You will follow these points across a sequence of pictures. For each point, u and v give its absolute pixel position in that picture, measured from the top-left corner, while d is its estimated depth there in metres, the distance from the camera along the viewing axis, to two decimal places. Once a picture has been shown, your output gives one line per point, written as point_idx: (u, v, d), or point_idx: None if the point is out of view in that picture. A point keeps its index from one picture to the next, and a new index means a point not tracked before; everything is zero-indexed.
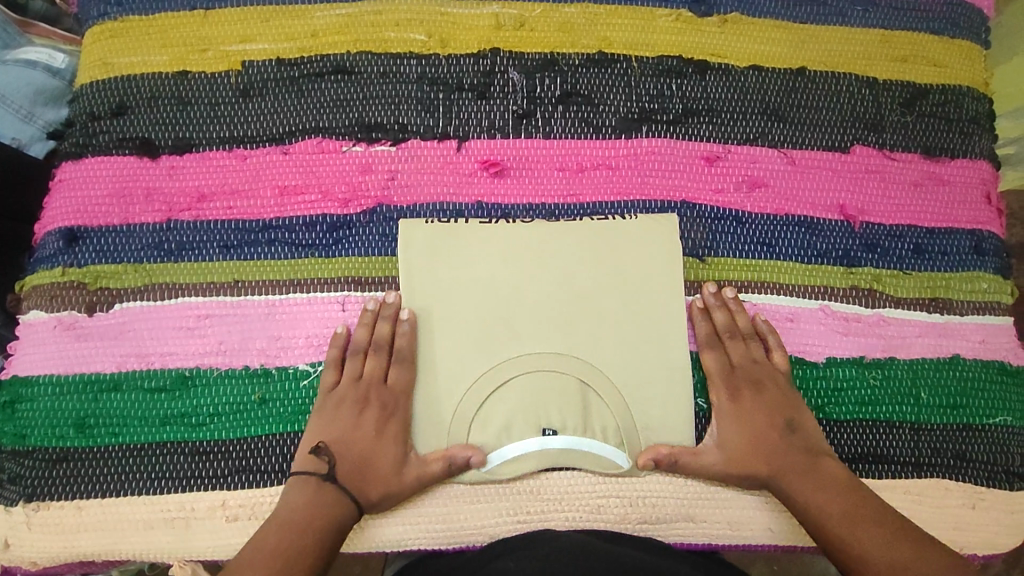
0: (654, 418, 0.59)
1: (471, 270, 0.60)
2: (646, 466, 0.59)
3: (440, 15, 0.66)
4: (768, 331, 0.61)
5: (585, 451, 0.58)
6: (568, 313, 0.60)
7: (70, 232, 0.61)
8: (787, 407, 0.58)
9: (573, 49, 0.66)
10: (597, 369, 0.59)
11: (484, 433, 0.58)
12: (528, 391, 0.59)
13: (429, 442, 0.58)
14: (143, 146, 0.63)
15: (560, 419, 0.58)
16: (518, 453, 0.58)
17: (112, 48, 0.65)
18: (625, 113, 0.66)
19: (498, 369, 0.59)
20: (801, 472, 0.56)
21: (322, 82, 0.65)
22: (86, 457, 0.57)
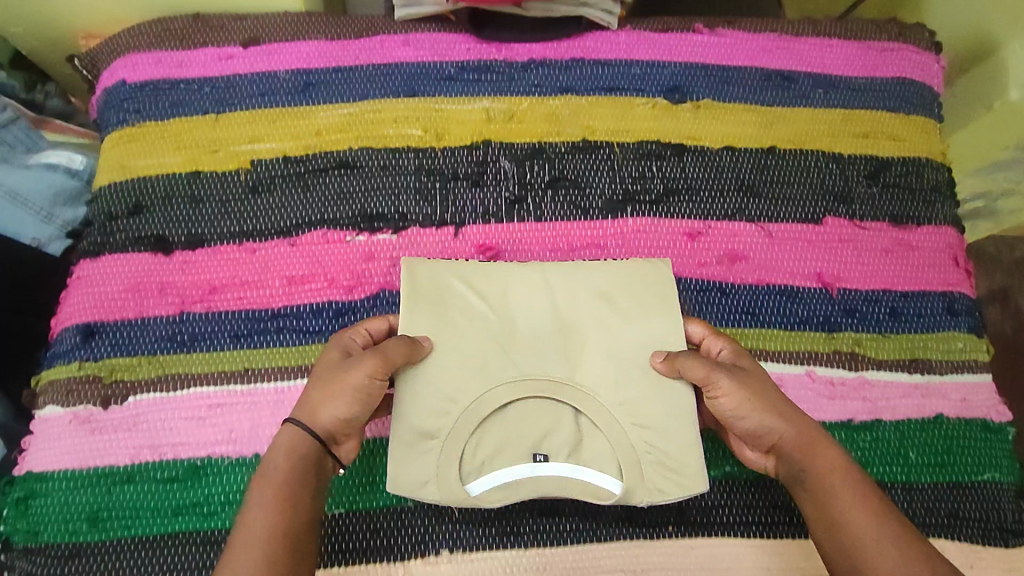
0: (656, 444, 0.57)
1: (467, 298, 0.61)
2: (645, 498, 0.57)
3: (435, 112, 0.72)
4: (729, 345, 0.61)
5: (578, 481, 0.57)
6: (567, 344, 0.61)
7: (87, 327, 0.64)
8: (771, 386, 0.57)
9: (559, 137, 0.72)
10: (596, 396, 0.59)
11: (476, 453, 0.57)
12: (523, 415, 0.59)
13: (419, 466, 0.56)
14: (157, 243, 0.66)
15: (553, 446, 0.58)
16: (509, 479, 0.57)
17: (130, 152, 0.70)
18: (611, 195, 0.70)
19: (491, 391, 0.58)
20: (808, 444, 0.54)
21: (326, 176, 0.69)
22: (98, 552, 0.58)
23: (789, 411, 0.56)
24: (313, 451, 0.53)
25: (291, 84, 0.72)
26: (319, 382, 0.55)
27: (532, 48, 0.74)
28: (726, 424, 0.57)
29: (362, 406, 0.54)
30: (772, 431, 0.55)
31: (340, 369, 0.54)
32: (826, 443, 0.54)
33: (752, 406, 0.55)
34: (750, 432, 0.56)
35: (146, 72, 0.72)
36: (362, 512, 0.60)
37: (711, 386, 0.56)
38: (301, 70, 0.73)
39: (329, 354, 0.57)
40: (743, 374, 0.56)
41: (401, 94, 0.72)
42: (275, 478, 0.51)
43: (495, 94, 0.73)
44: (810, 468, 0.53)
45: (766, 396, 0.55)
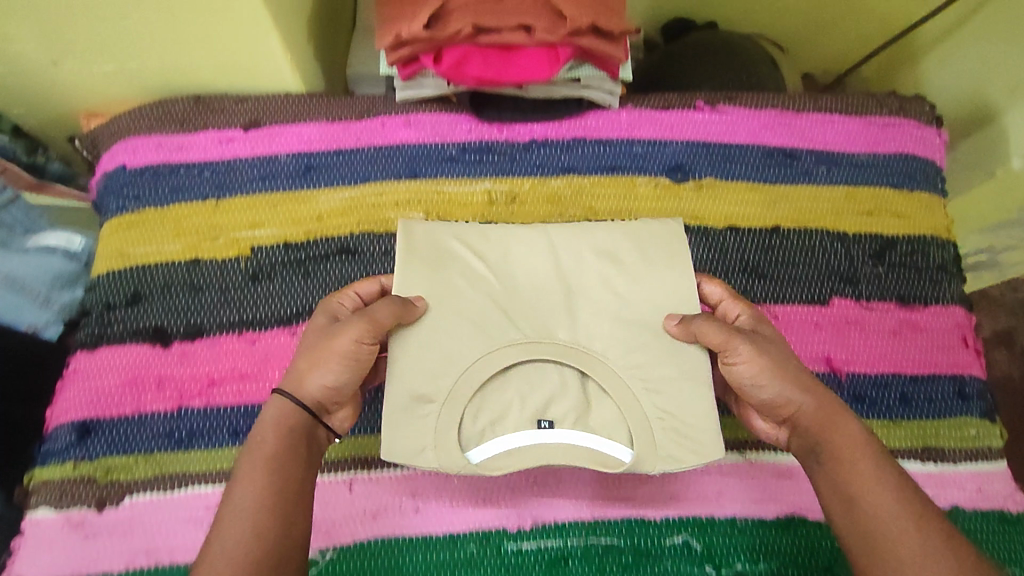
0: (668, 410, 0.56)
1: (466, 265, 0.60)
2: (657, 466, 0.55)
3: (436, 194, 0.72)
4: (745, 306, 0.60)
5: (584, 450, 0.55)
6: (571, 307, 0.60)
7: (82, 424, 0.63)
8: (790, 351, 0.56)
9: (562, 219, 0.71)
10: (603, 359, 0.57)
11: (476, 419, 0.55)
12: (526, 378, 0.57)
13: (418, 431, 0.54)
14: (155, 335, 0.66)
15: (558, 412, 0.56)
16: (510, 448, 0.55)
17: (128, 239, 0.69)
18: None
19: (492, 354, 0.56)
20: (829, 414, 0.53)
21: (327, 262, 0.69)
22: None
23: (812, 382, 0.54)
24: (303, 421, 0.53)
25: (292, 167, 0.72)
26: (306, 351, 0.55)
27: (533, 128, 0.74)
28: (741, 391, 0.56)
29: (351, 374, 0.54)
30: (791, 402, 0.53)
31: (326, 335, 0.54)
32: (848, 416, 0.53)
33: (771, 377, 0.54)
34: (767, 401, 0.54)
35: (146, 156, 0.72)
36: None
37: (727, 352, 0.55)
38: (302, 153, 0.73)
39: (317, 318, 0.58)
40: (761, 342, 0.55)
41: (402, 175, 0.72)
42: (266, 449, 0.50)
43: (496, 175, 0.73)
44: (826, 438, 0.52)
45: (788, 362, 0.54)
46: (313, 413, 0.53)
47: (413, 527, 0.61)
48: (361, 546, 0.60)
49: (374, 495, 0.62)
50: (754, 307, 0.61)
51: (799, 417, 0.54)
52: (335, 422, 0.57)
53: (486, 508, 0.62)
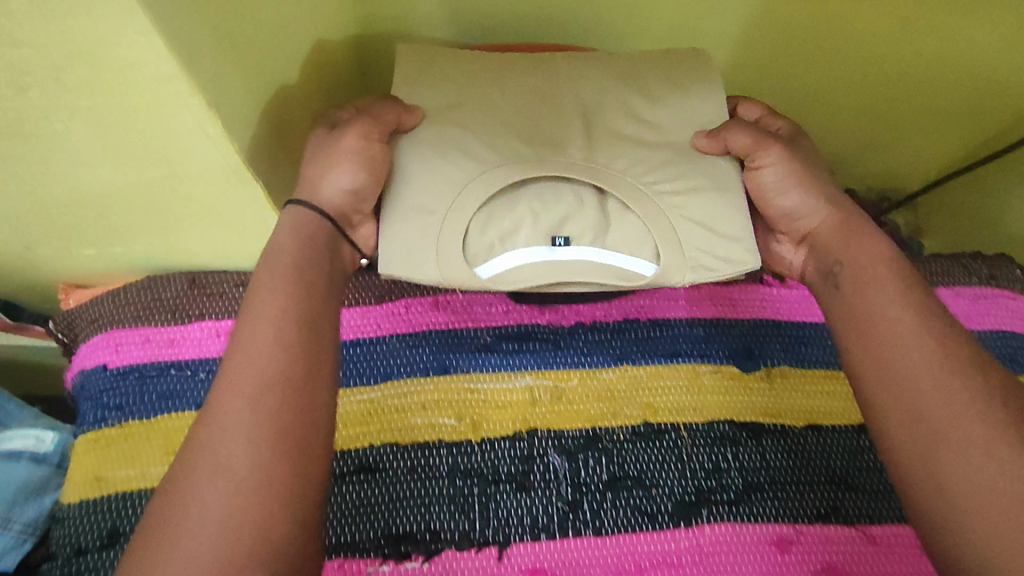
0: (689, 218, 0.57)
1: (473, 101, 0.59)
2: (683, 278, 0.57)
3: (469, 393, 0.62)
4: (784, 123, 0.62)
5: (605, 265, 0.57)
6: (590, 143, 0.58)
7: None
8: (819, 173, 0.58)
9: (616, 421, 0.62)
10: (616, 173, 0.57)
11: (484, 238, 0.57)
12: (537, 195, 0.58)
13: (424, 227, 0.55)
14: None
15: (573, 229, 0.57)
16: (526, 264, 0.56)
17: (107, 459, 0.58)
18: (681, 495, 0.59)
19: (504, 173, 0.56)
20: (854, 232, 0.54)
21: (343, 484, 0.58)
22: None
23: (851, 222, 0.55)
24: (323, 226, 0.51)
25: None
26: (316, 155, 0.53)
27: (581, 309, 0.67)
28: (761, 203, 0.59)
29: (363, 175, 0.54)
30: (807, 215, 0.57)
31: (330, 146, 0.53)
32: (869, 232, 0.54)
33: (791, 185, 0.57)
34: (783, 212, 0.58)
35: (132, 354, 0.62)
36: None
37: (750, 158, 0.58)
38: None
39: (322, 124, 0.55)
40: (791, 147, 0.58)
41: (431, 370, 0.63)
42: (284, 256, 0.47)
43: (539, 369, 0.63)
44: (841, 249, 0.54)
45: (812, 175, 0.57)
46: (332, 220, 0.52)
47: None
48: None
49: None
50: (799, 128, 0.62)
51: (815, 233, 0.56)
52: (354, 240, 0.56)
53: None
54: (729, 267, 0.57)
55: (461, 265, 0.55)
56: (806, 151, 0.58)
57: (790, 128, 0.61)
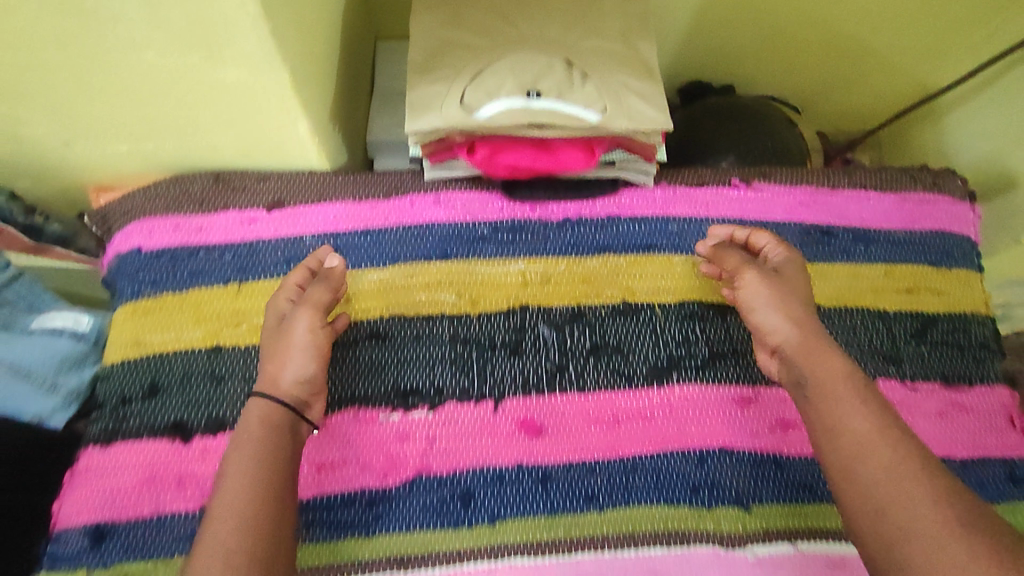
0: (634, 87, 0.66)
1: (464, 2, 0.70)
2: (621, 125, 0.64)
3: (469, 276, 0.70)
4: (773, 247, 0.65)
5: (563, 112, 0.63)
6: (561, 31, 0.68)
7: (97, 528, 0.59)
8: (806, 295, 0.62)
9: (598, 300, 0.70)
10: (582, 55, 0.67)
11: (479, 92, 0.64)
12: (518, 62, 0.65)
13: (433, 95, 0.65)
14: (175, 428, 0.62)
15: (544, 85, 0.64)
16: (506, 108, 0.62)
17: (146, 325, 0.66)
18: (655, 361, 0.68)
19: (492, 50, 0.67)
20: (811, 344, 0.57)
21: (357, 348, 0.66)
22: None
23: (807, 329, 0.58)
24: (280, 411, 0.57)
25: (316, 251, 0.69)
26: (271, 352, 0.60)
27: (567, 206, 0.73)
28: (749, 318, 0.63)
29: (313, 363, 0.60)
30: (777, 332, 0.60)
31: (284, 334, 0.60)
32: (832, 351, 0.56)
33: (770, 313, 0.60)
34: (759, 326, 0.62)
35: (163, 237, 0.69)
36: None
37: (737, 279, 0.64)
38: (326, 233, 0.70)
39: (274, 313, 0.62)
40: (768, 274, 0.63)
41: (433, 256, 0.70)
42: (253, 441, 0.54)
43: (530, 256, 0.71)
44: (804, 364, 0.57)
45: (789, 302, 0.61)
46: (292, 406, 0.57)
47: None
48: None
49: None
50: (794, 252, 0.65)
51: (784, 349, 0.59)
52: (315, 418, 0.61)
53: None
54: (665, 117, 0.65)
55: (445, 112, 0.63)
56: (794, 279, 0.63)
57: (779, 253, 0.65)
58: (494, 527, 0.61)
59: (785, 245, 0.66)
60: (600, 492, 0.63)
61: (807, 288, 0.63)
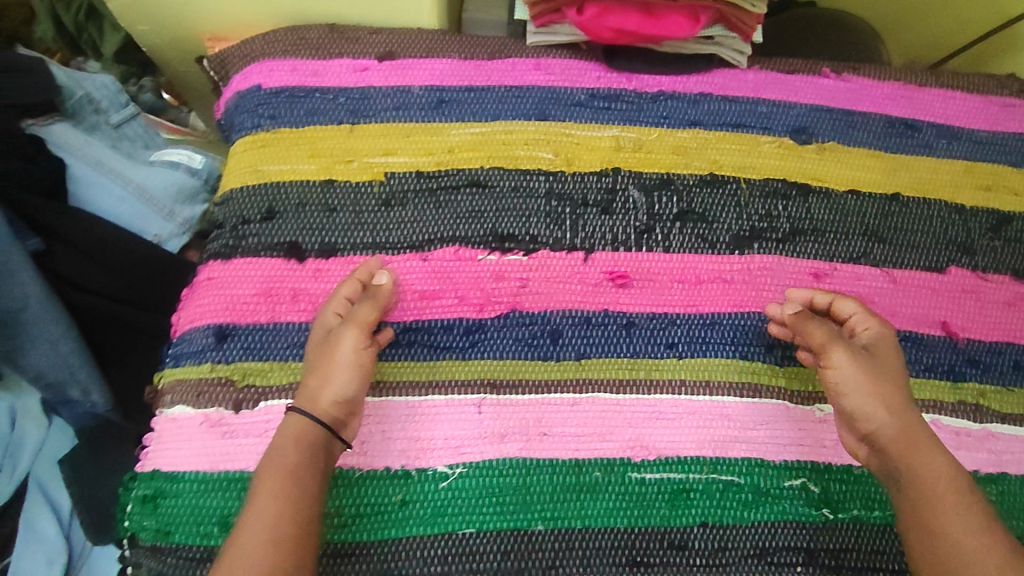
0: None
1: None
2: None
3: (565, 137, 0.73)
4: (859, 315, 0.62)
5: None
6: None
7: (220, 329, 0.63)
8: (899, 378, 0.59)
9: (687, 170, 0.73)
10: None
11: None
12: None
13: None
14: (290, 249, 0.66)
15: None
16: None
17: (264, 156, 0.70)
18: (737, 231, 0.71)
19: None
20: (909, 443, 0.56)
21: (458, 193, 0.70)
22: None
23: (900, 410, 0.57)
24: (317, 436, 0.56)
25: (424, 100, 0.73)
26: (315, 368, 0.59)
27: (662, 80, 0.76)
28: (831, 395, 0.61)
29: (357, 382, 0.58)
30: (870, 419, 0.57)
31: (332, 350, 0.59)
32: (932, 449, 0.56)
33: (859, 388, 0.58)
34: (846, 409, 0.59)
35: (281, 78, 0.73)
36: (493, 533, 0.58)
37: (823, 356, 0.61)
38: (434, 87, 0.74)
39: (320, 327, 0.61)
40: (860, 355, 0.60)
41: (532, 117, 0.74)
42: (288, 450, 0.55)
43: (624, 124, 0.74)
44: (902, 465, 0.55)
45: (883, 388, 0.58)
46: (328, 426, 0.57)
47: (544, 451, 0.61)
48: (491, 465, 0.61)
49: (502, 418, 0.62)
50: (887, 328, 0.62)
51: (877, 437, 0.57)
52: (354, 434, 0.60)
53: (610, 440, 0.62)
54: None
55: None
56: (886, 360, 0.60)
57: (872, 336, 0.61)
58: (581, 364, 0.65)
59: (877, 320, 0.62)
60: (681, 341, 0.67)
61: (899, 369, 0.60)
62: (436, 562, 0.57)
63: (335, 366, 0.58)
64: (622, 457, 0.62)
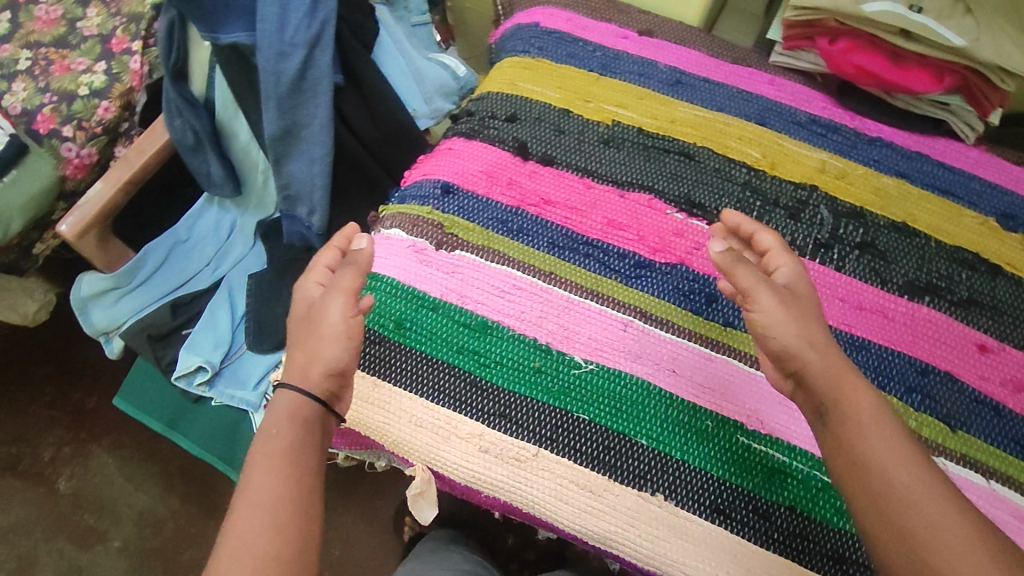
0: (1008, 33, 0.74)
1: None
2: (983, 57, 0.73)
3: (778, 144, 0.80)
4: (782, 248, 0.61)
5: (935, 31, 0.73)
6: None
7: (448, 186, 0.76)
8: (813, 312, 0.57)
9: (881, 211, 0.77)
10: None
11: None
12: None
13: None
14: (518, 149, 0.79)
15: (926, 6, 0.75)
16: (889, 10, 0.73)
17: (522, 75, 0.84)
18: (913, 280, 0.73)
19: None
20: (842, 375, 0.53)
21: (668, 157, 0.79)
22: (395, 349, 0.67)
23: (823, 343, 0.54)
24: (314, 410, 0.58)
25: (665, 76, 0.84)
26: (301, 343, 0.61)
27: (884, 129, 0.82)
28: (760, 342, 0.57)
29: (346, 350, 0.60)
30: (798, 356, 0.54)
31: (318, 317, 0.61)
32: (856, 381, 0.53)
33: (786, 325, 0.55)
34: (776, 351, 0.55)
35: (557, 24, 0.88)
36: (602, 428, 0.64)
37: (749, 298, 0.57)
38: (677, 69, 0.85)
39: (304, 301, 0.64)
40: (781, 291, 0.57)
41: (752, 119, 0.82)
42: (282, 418, 0.57)
43: (835, 152, 0.80)
44: (833, 401, 0.52)
45: (806, 322, 0.55)
46: (321, 398, 0.59)
47: (668, 384, 0.67)
48: (620, 374, 0.67)
49: (641, 342, 0.69)
50: (801, 265, 0.60)
51: (804, 374, 0.54)
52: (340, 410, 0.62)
53: (731, 401, 0.66)
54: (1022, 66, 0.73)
55: None
56: (805, 298, 0.58)
57: (789, 269, 0.60)
58: (726, 332, 0.70)
59: (792, 255, 0.61)
60: None
61: (817, 305, 0.58)
62: (547, 428, 0.64)
63: (318, 335, 0.60)
64: (737, 420, 0.65)
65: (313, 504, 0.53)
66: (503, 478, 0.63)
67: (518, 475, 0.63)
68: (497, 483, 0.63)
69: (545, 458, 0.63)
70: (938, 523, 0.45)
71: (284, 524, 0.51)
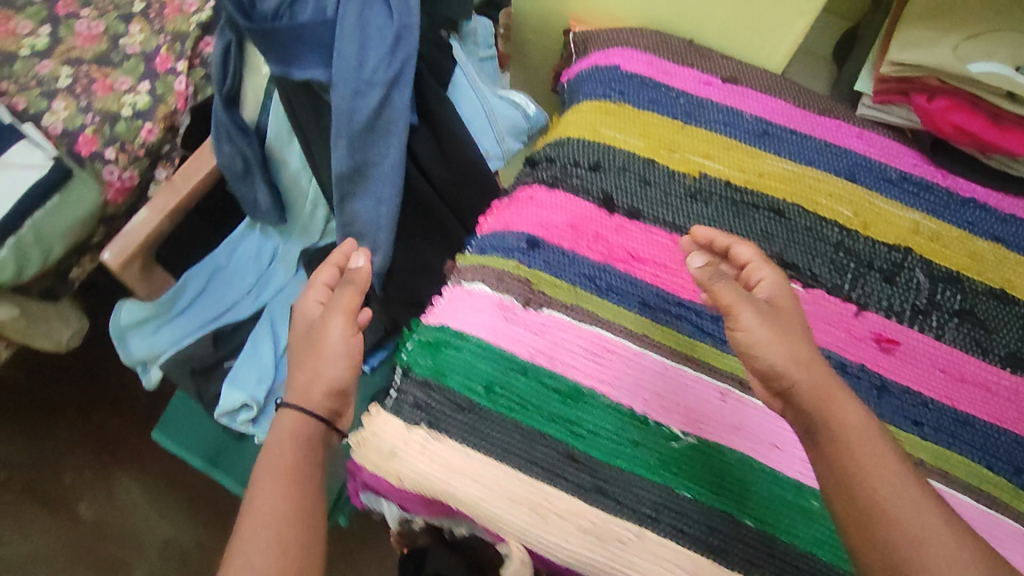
0: None
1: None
2: None
3: (869, 202, 0.78)
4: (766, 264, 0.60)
5: None
6: None
7: (533, 238, 0.73)
8: (794, 326, 0.56)
9: (978, 277, 0.74)
10: None
11: (973, 50, 0.73)
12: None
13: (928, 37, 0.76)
14: (604, 201, 0.75)
15: None
16: (992, 71, 0.71)
17: (604, 120, 0.81)
18: (1015, 351, 0.71)
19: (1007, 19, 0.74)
20: (827, 393, 0.53)
21: (758, 213, 0.76)
22: (488, 417, 0.64)
23: (807, 359, 0.54)
24: (320, 426, 0.65)
25: (752, 126, 0.82)
26: (306, 360, 0.68)
27: (976, 189, 0.79)
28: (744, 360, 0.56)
29: (344, 364, 0.67)
30: (785, 377, 0.53)
31: (320, 336, 0.68)
32: (845, 400, 0.53)
33: (772, 344, 0.54)
34: (762, 370, 0.55)
35: (639, 68, 0.85)
36: (705, 506, 0.61)
37: (730, 316, 0.56)
38: (762, 119, 0.82)
39: (305, 319, 0.73)
40: (761, 308, 0.56)
41: (841, 174, 0.80)
42: (295, 439, 0.63)
43: (928, 213, 0.78)
44: (820, 419, 0.52)
45: (787, 339, 0.54)
46: (325, 417, 0.66)
47: (772, 461, 0.64)
48: (721, 449, 0.64)
49: (740, 413, 0.66)
50: (781, 276, 0.60)
51: (794, 394, 0.53)
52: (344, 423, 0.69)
53: None
54: None
55: (933, 50, 0.74)
56: (781, 312, 0.57)
57: (769, 285, 0.59)
58: None
59: (770, 268, 0.60)
60: (927, 423, 0.67)
61: (799, 319, 0.57)
62: (648, 505, 0.61)
63: (319, 353, 0.67)
64: None
65: (314, 523, 0.58)
66: (603, 560, 0.60)
67: (620, 557, 0.60)
68: (597, 564, 0.60)
69: (648, 539, 0.60)
70: (928, 542, 0.47)
71: (287, 546, 0.55)
